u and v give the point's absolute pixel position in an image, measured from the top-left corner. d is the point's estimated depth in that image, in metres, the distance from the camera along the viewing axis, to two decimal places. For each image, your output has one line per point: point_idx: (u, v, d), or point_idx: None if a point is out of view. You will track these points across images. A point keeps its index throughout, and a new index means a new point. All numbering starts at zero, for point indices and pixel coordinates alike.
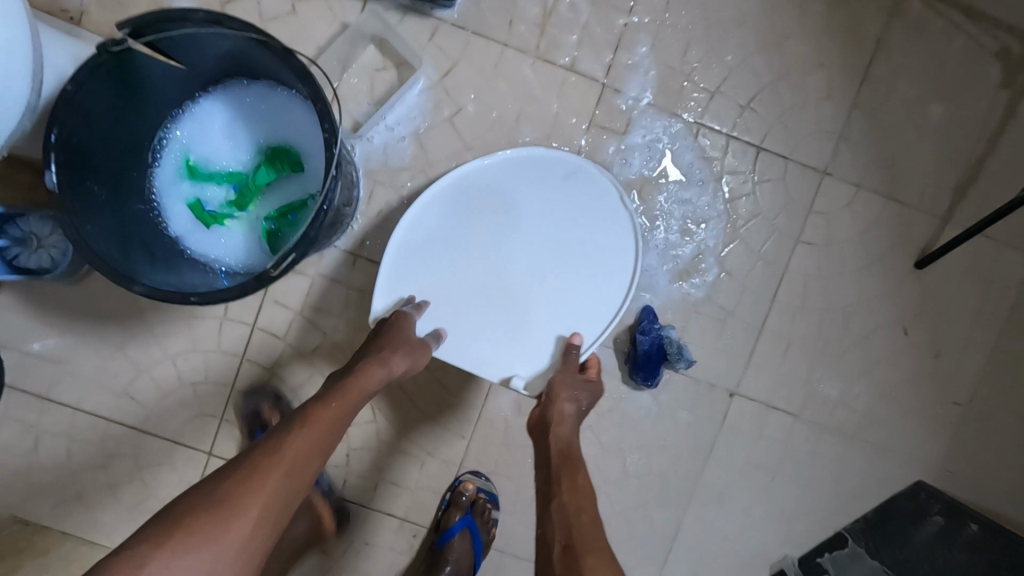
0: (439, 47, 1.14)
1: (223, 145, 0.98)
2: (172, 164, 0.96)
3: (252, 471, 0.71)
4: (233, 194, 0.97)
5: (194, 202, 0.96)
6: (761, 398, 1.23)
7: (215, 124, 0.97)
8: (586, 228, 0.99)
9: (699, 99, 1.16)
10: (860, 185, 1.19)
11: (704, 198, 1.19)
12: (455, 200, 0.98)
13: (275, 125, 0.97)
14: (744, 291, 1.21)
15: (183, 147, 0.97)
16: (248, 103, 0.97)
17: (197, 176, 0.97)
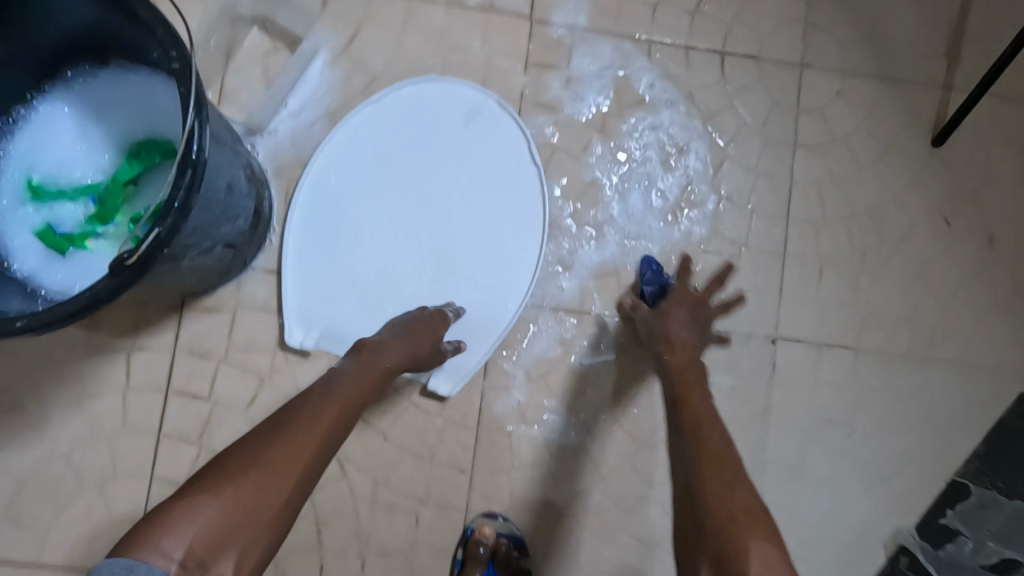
0: (335, 15, 0.98)
1: (76, 152, 0.76)
2: (11, 186, 0.75)
3: (309, 411, 0.62)
4: (93, 207, 0.75)
5: (43, 228, 0.74)
6: (810, 337, 1.00)
7: (61, 127, 0.76)
8: (481, 182, 0.97)
9: (641, 14, 1.02)
10: (845, 69, 1.03)
11: (677, 118, 1.01)
12: (343, 176, 0.95)
13: (139, 114, 0.77)
14: (753, 214, 1.01)
15: (23, 162, 0.75)
16: (100, 95, 0.77)
17: (44, 197, 0.75)
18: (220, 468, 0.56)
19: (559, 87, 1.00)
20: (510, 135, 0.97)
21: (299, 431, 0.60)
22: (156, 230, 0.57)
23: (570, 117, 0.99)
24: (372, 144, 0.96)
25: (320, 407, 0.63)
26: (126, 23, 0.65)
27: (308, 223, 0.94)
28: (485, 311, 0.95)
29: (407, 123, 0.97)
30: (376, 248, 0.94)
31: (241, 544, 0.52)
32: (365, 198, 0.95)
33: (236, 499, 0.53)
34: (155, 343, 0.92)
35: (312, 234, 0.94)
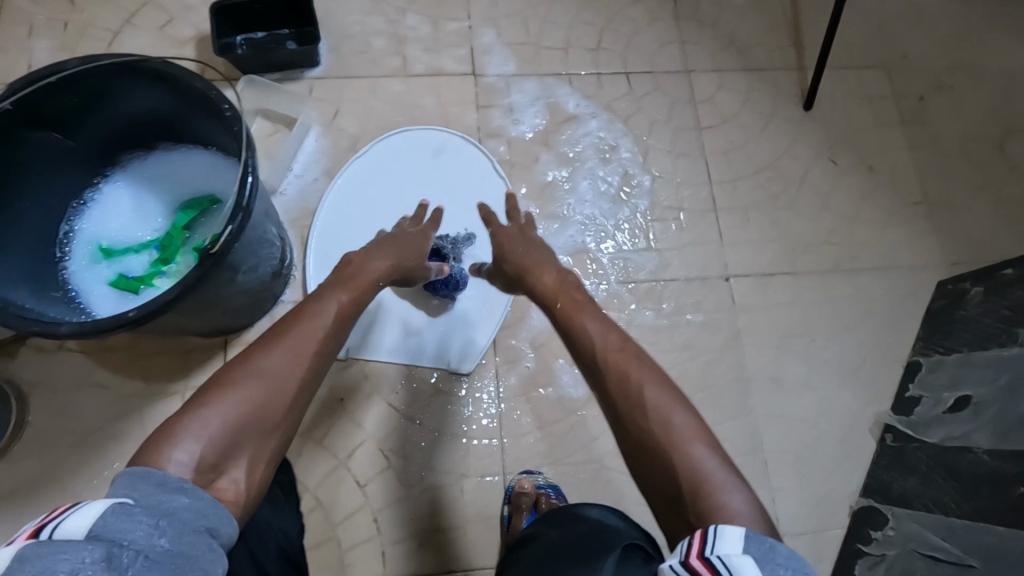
0: (319, 97, 1.22)
1: (133, 218, 0.94)
2: (83, 252, 0.91)
3: (298, 336, 0.69)
4: (156, 254, 0.92)
5: (116, 277, 0.90)
6: (755, 271, 1.20)
7: (119, 202, 0.95)
8: (460, 202, 1.19)
9: (558, 57, 1.30)
10: (721, 68, 1.33)
11: (604, 124, 1.26)
12: (346, 215, 1.15)
13: (184, 181, 0.96)
14: (682, 185, 1.24)
15: (92, 232, 0.92)
16: (150, 173, 0.96)
17: (114, 254, 0.91)
18: (229, 367, 0.64)
19: (502, 117, 1.26)
20: (475, 161, 1.21)
21: (297, 334, 0.69)
22: (229, 228, 0.74)
23: (514, 136, 1.25)
24: (365, 186, 1.17)
25: (311, 316, 0.72)
26: (182, 106, 0.86)
27: (324, 256, 1.12)
28: (485, 299, 1.12)
29: (391, 165, 1.19)
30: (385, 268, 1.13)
31: (257, 439, 0.61)
32: (367, 229, 1.15)
33: (251, 391, 0.62)
34: (204, 382, 1.04)
35: (330, 260, 1.12)
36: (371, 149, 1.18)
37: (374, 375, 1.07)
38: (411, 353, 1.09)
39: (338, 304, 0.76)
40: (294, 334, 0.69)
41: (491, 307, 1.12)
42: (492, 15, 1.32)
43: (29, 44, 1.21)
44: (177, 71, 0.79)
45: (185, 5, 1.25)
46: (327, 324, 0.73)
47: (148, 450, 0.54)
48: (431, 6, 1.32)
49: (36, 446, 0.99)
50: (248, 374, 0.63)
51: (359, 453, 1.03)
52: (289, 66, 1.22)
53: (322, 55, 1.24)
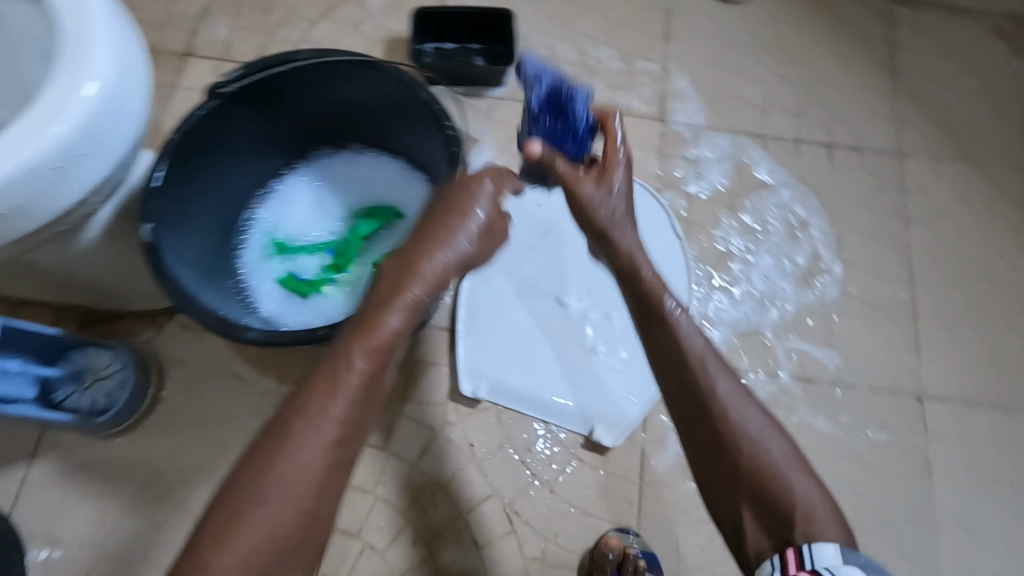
0: (498, 119, 1.17)
1: (309, 216, 0.90)
2: (257, 243, 0.88)
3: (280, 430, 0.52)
4: (330, 258, 0.88)
5: (286, 276, 0.86)
6: (956, 396, 1.03)
7: (299, 197, 0.91)
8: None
9: (755, 116, 1.19)
10: (937, 157, 1.18)
11: (796, 197, 1.14)
12: (511, 246, 1.06)
13: (365, 187, 0.92)
14: (878, 280, 1.09)
15: (269, 224, 0.89)
16: (334, 172, 0.92)
17: (287, 251, 0.87)
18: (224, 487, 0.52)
19: (683, 168, 1.16)
20: (651, 214, 1.11)
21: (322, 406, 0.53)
22: None
23: (692, 192, 1.15)
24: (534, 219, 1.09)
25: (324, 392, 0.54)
26: (394, 112, 0.81)
27: (482, 287, 1.04)
28: (639, 371, 1.01)
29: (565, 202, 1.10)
30: (541, 313, 1.04)
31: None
32: (530, 266, 1.06)
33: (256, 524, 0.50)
34: None
35: (484, 294, 1.04)
36: (546, 182, 1.11)
37: (510, 425, 0.98)
38: (551, 412, 0.99)
39: (358, 367, 0.55)
40: (310, 417, 0.53)
41: (645, 381, 1.01)
42: (689, 61, 1.23)
43: (231, 23, 1.22)
44: (409, 81, 0.74)
45: (381, 8, 1.24)
46: (352, 389, 0.55)
47: None
48: (626, 41, 1.24)
49: (164, 427, 0.96)
50: (273, 478, 0.51)
51: (482, 509, 0.94)
52: (473, 82, 1.17)
53: (508, 76, 1.19)
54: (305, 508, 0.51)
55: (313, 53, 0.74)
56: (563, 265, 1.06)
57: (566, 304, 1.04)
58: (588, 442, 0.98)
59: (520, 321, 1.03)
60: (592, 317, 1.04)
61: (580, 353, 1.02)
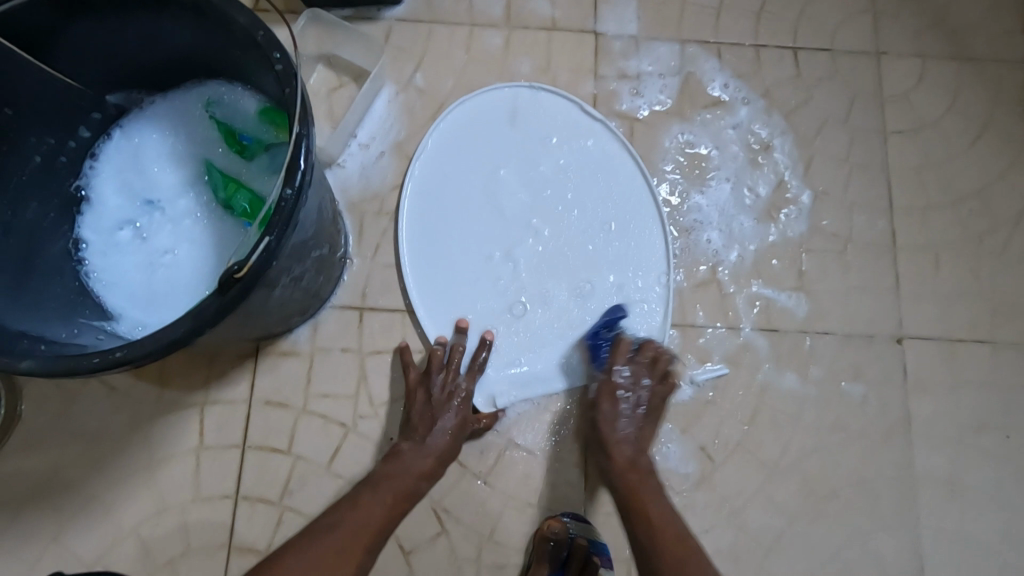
0: (397, 46, 0.96)
1: (164, 237, 0.70)
2: (181, 303, 0.67)
3: (376, 479, 0.73)
4: (201, 247, 0.70)
5: (143, 278, 0.69)
6: (938, 336, 0.90)
7: (109, 253, 0.69)
8: (575, 201, 0.92)
9: (707, 20, 0.99)
10: (922, 55, 1.00)
11: (756, 115, 0.96)
12: (441, 211, 0.91)
13: (186, 162, 0.72)
14: (852, 209, 0.94)
15: (121, 291, 0.68)
16: (104, 199, 0.70)
17: (141, 246, 0.70)
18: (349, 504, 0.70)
19: (616, 81, 0.97)
20: (585, 150, 0.93)
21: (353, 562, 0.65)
22: (266, 239, 0.50)
23: (624, 110, 0.96)
24: (460, 176, 0.92)
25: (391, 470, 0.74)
26: (221, 44, 0.62)
27: (422, 257, 0.89)
28: (606, 325, 0.88)
29: (490, 151, 0.93)
30: (486, 282, 0.89)
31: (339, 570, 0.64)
32: (464, 229, 0.90)
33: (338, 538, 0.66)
34: (230, 396, 0.85)
35: (415, 255, 0.89)
36: (475, 114, 0.93)
37: None
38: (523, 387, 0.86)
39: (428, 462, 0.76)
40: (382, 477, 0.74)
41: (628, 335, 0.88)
42: None
43: None
44: None
45: None
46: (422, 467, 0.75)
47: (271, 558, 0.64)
48: None
49: (23, 450, 0.83)
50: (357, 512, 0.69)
51: (405, 511, 0.83)
52: (363, 2, 0.96)
53: None
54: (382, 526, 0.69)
55: None
56: (502, 225, 0.91)
57: (522, 267, 0.90)
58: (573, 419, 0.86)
59: (464, 296, 0.88)
60: (546, 279, 0.89)
61: (538, 319, 0.88)
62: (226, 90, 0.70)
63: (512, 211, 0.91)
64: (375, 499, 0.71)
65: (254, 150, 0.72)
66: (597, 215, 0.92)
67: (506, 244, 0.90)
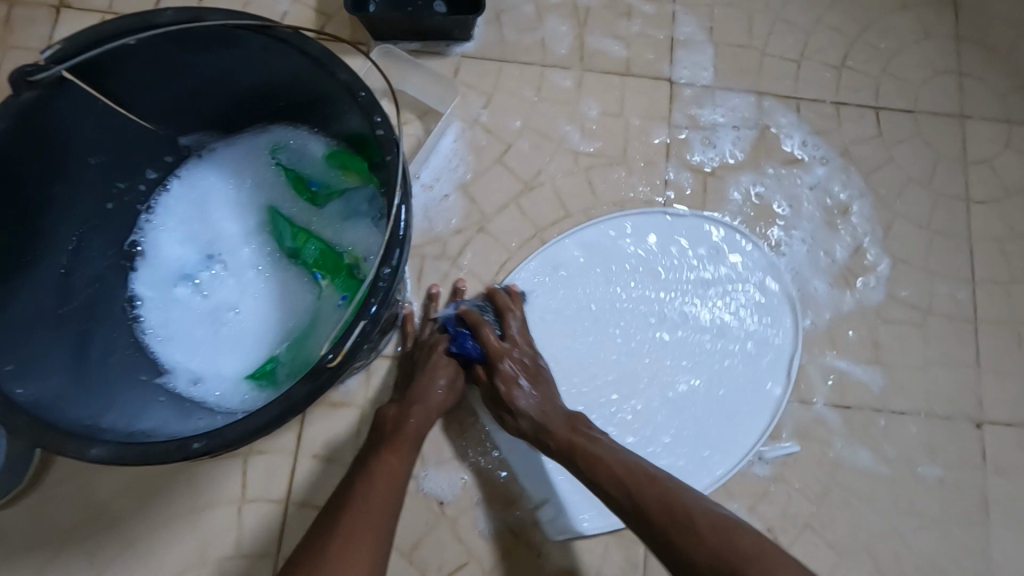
0: (465, 84, 0.92)
1: (230, 292, 0.67)
2: (246, 363, 0.64)
3: (385, 434, 0.70)
4: (265, 300, 0.67)
5: (205, 335, 0.66)
6: (1020, 420, 0.86)
7: (172, 310, 0.66)
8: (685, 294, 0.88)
9: (787, 72, 0.95)
10: (1009, 120, 0.95)
11: (835, 176, 0.92)
12: (525, 318, 0.85)
13: (251, 209, 0.68)
14: (934, 279, 0.90)
15: (182, 349, 0.65)
16: (167, 251, 0.67)
17: (203, 302, 0.67)
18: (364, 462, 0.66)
19: (690, 130, 0.92)
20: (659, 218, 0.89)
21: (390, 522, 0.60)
22: (360, 323, 0.46)
23: (695, 162, 0.91)
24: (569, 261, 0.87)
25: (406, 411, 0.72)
26: (307, 92, 0.58)
27: None
28: (699, 438, 0.83)
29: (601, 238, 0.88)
30: (573, 376, 0.84)
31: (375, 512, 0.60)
32: (560, 316, 0.86)
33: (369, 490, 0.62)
34: (276, 446, 0.81)
35: None
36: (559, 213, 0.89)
37: (487, 475, 0.81)
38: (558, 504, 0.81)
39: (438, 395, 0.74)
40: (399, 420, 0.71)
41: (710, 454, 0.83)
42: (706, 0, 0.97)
43: None
44: (312, 49, 0.52)
45: None
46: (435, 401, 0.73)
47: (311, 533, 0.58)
48: None
49: (58, 493, 0.78)
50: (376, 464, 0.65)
51: None
52: (432, 36, 0.92)
53: (476, 27, 0.93)
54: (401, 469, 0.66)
55: (169, 15, 0.51)
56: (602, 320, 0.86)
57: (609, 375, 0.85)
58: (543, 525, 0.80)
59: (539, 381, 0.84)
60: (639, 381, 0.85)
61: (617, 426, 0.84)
62: (295, 134, 0.66)
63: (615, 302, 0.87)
64: (385, 458, 0.67)
65: (322, 197, 0.67)
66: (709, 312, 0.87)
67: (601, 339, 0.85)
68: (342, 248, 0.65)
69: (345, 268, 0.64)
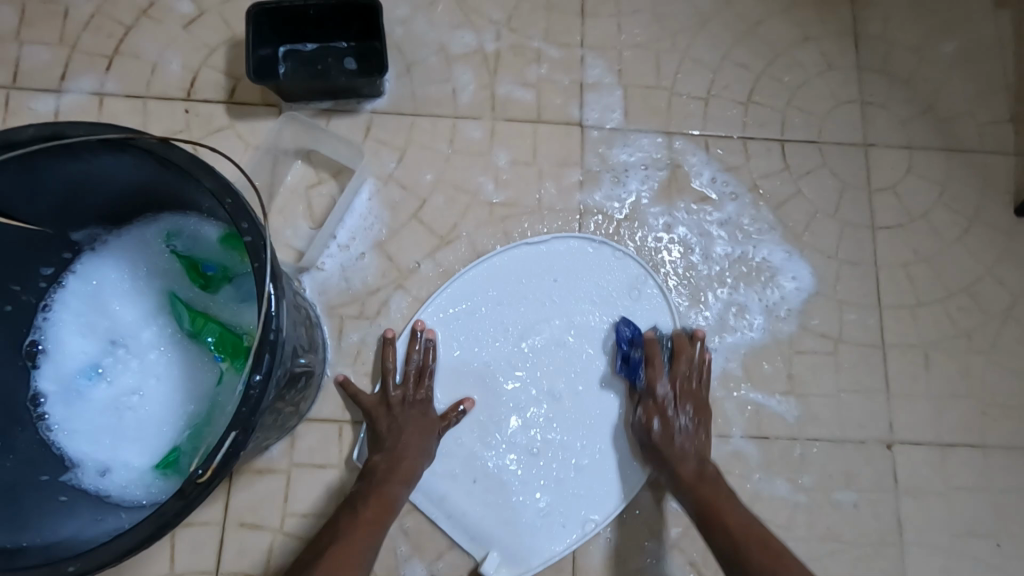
0: (378, 141, 0.93)
1: (132, 379, 0.68)
2: (147, 453, 0.65)
3: (372, 476, 0.76)
4: (168, 386, 0.67)
5: (108, 425, 0.66)
6: (930, 439, 0.89)
7: (75, 403, 0.67)
8: (598, 318, 0.90)
9: (696, 110, 0.98)
10: (910, 146, 0.99)
11: (744, 210, 0.95)
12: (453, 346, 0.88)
13: (150, 295, 0.69)
14: (844, 308, 0.93)
15: (86, 443, 0.65)
16: (67, 344, 0.68)
17: (104, 391, 0.67)
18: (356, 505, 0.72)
19: (603, 173, 0.94)
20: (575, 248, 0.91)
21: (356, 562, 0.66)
22: (231, 435, 0.48)
23: (608, 204, 0.93)
24: (503, 289, 0.89)
25: (393, 453, 0.77)
26: (186, 189, 0.59)
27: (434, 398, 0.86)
28: (591, 479, 0.85)
29: (539, 262, 0.90)
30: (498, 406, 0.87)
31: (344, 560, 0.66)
32: (489, 352, 0.88)
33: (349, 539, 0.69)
34: (202, 518, 0.81)
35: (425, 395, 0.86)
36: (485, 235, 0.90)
37: (414, 530, 0.83)
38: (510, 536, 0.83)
39: (422, 436, 0.79)
40: (387, 461, 0.77)
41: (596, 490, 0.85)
42: (614, 44, 0.98)
43: (17, 32, 0.92)
44: (179, 157, 0.53)
45: None
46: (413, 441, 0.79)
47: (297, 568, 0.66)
48: (534, 22, 0.98)
49: None
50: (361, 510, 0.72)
51: None
52: (342, 94, 0.92)
53: (386, 82, 0.95)
54: (380, 512, 0.72)
55: (33, 131, 0.52)
56: (526, 349, 0.88)
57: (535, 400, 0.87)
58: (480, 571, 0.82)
59: (469, 397, 0.87)
60: (556, 411, 0.87)
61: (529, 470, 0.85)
62: (186, 220, 0.67)
63: (549, 335, 0.89)
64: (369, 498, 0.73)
65: (219, 280, 0.68)
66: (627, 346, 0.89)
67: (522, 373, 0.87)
68: (242, 331, 0.66)
69: (243, 350, 0.65)
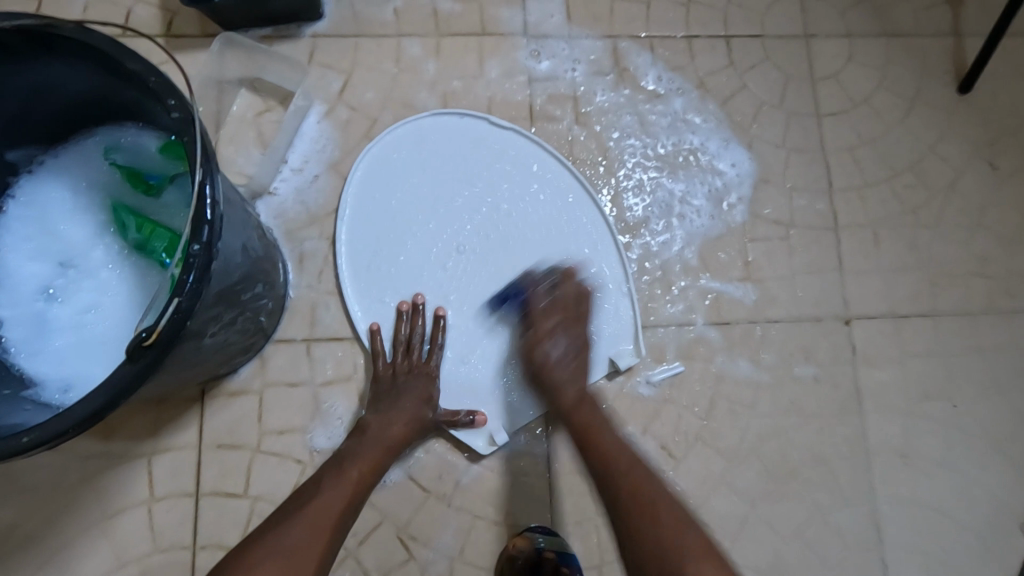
0: (322, 64, 0.92)
1: (86, 297, 0.67)
2: (108, 361, 0.65)
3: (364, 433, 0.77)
4: (124, 299, 0.67)
5: (66, 341, 0.66)
6: (884, 311, 0.92)
7: (31, 325, 0.66)
8: (535, 203, 0.90)
9: (639, 13, 0.98)
10: (850, 34, 1.00)
11: (691, 106, 0.96)
12: (386, 235, 0.88)
13: (98, 214, 0.69)
14: (794, 194, 0.95)
15: (46, 361, 0.65)
16: (17, 268, 0.67)
17: (60, 311, 0.67)
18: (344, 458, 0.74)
19: (550, 80, 0.95)
20: (508, 150, 0.91)
21: (337, 513, 0.68)
22: (175, 300, 0.49)
23: (556, 111, 0.94)
24: (433, 177, 0.90)
25: (389, 408, 0.79)
26: (116, 85, 0.59)
27: (372, 285, 0.87)
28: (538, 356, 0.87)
29: (467, 152, 0.91)
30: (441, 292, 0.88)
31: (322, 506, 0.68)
32: (429, 242, 0.88)
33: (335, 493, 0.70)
34: (178, 443, 0.82)
35: (363, 280, 0.87)
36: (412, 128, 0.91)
37: None
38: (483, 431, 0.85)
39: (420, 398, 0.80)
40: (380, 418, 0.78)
41: None
42: None
43: None
44: (100, 42, 0.53)
45: None
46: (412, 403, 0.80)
47: (272, 518, 0.68)
48: None
49: None
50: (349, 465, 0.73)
51: (372, 539, 0.81)
52: (282, 20, 0.92)
53: (326, 5, 0.94)
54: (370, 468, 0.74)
55: None
56: (463, 233, 0.89)
57: (478, 284, 0.88)
58: (457, 469, 0.84)
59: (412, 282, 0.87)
60: (512, 302, 0.88)
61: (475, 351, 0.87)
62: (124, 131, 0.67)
63: (485, 220, 0.90)
64: (358, 453, 0.75)
65: (163, 189, 0.68)
66: (565, 231, 0.90)
67: (461, 255, 0.88)
68: None
69: None
